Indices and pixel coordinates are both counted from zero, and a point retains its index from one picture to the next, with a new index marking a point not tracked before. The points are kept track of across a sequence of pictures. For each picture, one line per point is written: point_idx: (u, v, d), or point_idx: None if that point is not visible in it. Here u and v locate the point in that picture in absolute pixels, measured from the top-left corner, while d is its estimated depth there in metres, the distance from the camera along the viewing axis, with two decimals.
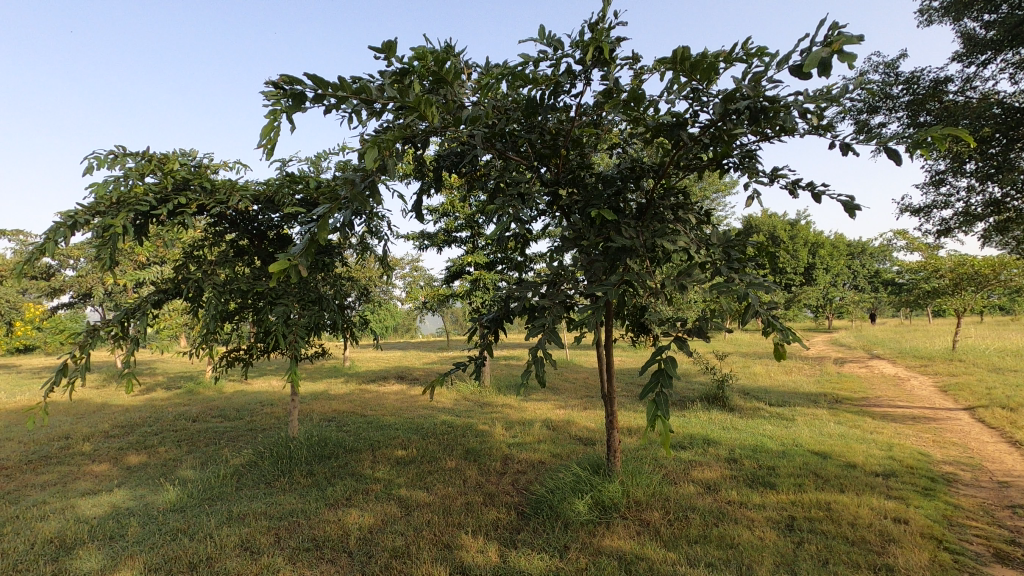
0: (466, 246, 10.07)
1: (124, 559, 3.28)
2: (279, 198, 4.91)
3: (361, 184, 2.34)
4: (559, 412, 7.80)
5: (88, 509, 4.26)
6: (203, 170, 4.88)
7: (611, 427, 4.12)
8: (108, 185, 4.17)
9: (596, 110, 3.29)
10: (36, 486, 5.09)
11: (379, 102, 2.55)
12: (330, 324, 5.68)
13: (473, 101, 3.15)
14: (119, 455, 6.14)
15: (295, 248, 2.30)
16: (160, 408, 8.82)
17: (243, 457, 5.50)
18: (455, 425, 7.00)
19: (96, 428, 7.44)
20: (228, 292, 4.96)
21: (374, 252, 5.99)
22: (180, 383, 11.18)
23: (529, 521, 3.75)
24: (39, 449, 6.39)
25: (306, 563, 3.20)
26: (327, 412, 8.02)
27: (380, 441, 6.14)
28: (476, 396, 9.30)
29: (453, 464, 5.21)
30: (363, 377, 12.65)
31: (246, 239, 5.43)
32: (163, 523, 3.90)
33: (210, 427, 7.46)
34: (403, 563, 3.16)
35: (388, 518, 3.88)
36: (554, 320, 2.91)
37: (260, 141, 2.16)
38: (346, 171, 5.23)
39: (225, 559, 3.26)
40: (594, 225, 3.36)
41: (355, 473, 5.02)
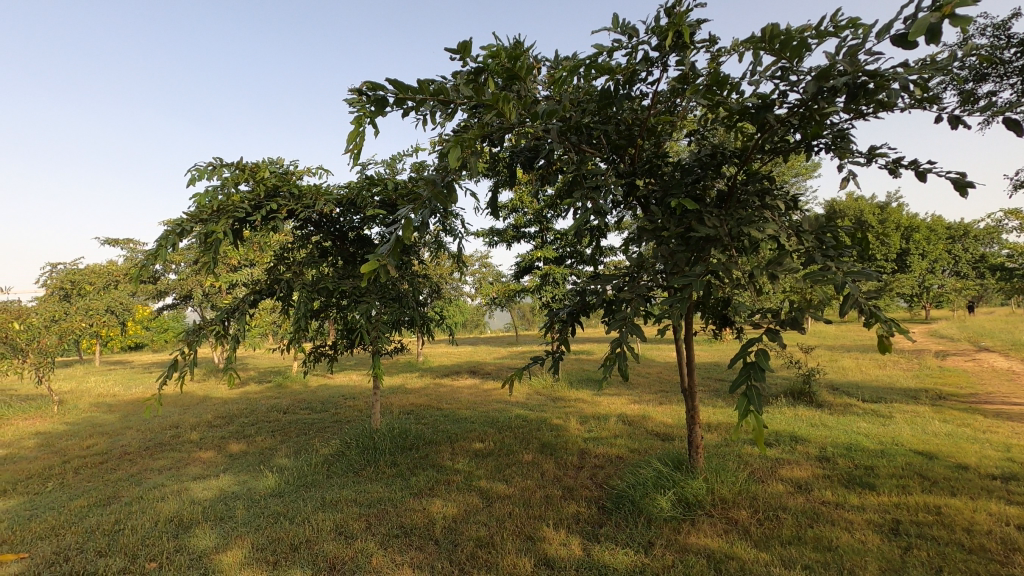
0: (534, 242, 10.10)
1: (235, 538, 3.57)
2: (360, 200, 5.13)
3: (441, 183, 2.40)
4: (633, 407, 7.66)
5: (200, 492, 4.66)
6: (290, 177, 5.18)
7: (692, 422, 4.00)
8: (208, 195, 4.52)
9: (672, 96, 3.21)
10: (155, 469, 5.64)
11: (454, 101, 2.61)
12: (409, 320, 5.87)
13: (546, 95, 3.14)
14: (222, 444, 6.67)
15: (383, 248, 2.36)
16: (254, 400, 9.48)
17: (332, 447, 5.82)
18: (529, 418, 7.07)
19: (201, 419, 8.10)
20: (316, 290, 5.23)
21: (448, 251, 6.15)
22: (270, 377, 11.97)
23: (611, 516, 3.73)
24: (154, 436, 7.06)
25: (396, 549, 3.35)
26: (405, 405, 8.32)
27: (457, 434, 6.30)
28: (548, 390, 9.34)
29: (530, 458, 5.26)
30: (436, 372, 13.02)
31: (329, 240, 5.72)
32: (265, 507, 4.20)
33: (300, 418, 7.94)
34: (489, 553, 3.24)
35: (470, 508, 3.99)
36: (635, 313, 2.83)
37: (347, 147, 2.26)
38: (421, 172, 5.40)
39: (323, 542, 3.47)
40: (674, 214, 3.27)
41: (436, 464, 5.18)
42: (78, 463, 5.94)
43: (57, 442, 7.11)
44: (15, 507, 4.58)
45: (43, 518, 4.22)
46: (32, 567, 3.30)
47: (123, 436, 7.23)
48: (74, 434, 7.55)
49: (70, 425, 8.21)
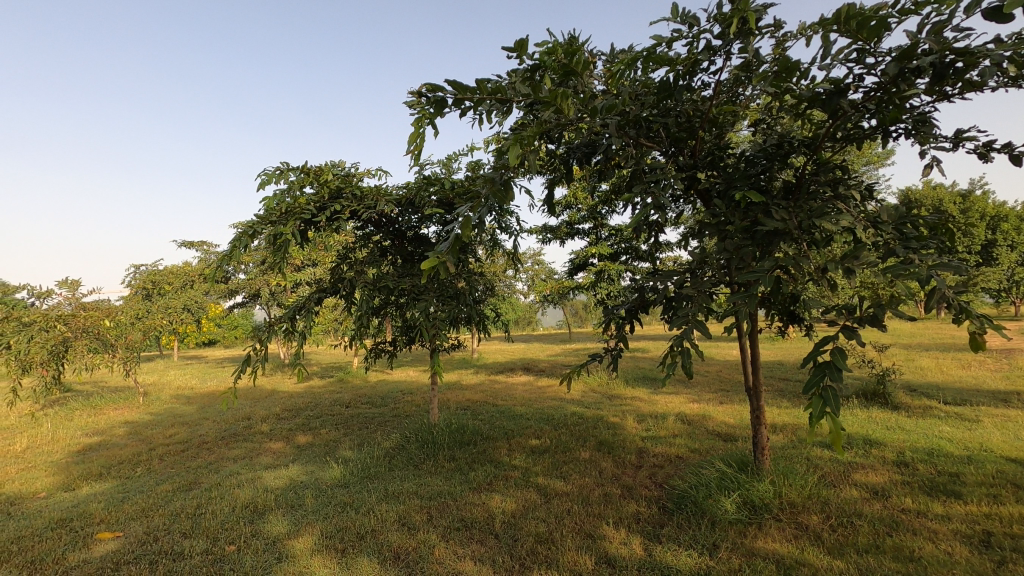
0: (589, 238, 10.01)
1: (305, 525, 3.74)
2: (418, 200, 5.23)
3: (499, 180, 2.40)
4: (692, 406, 7.48)
5: (272, 480, 4.92)
6: (352, 179, 5.35)
7: (758, 422, 3.86)
8: (276, 198, 4.74)
9: (735, 85, 3.09)
10: (230, 458, 5.98)
11: (511, 100, 2.62)
12: (466, 318, 5.95)
13: (603, 89, 3.10)
14: (290, 435, 6.99)
15: (443, 246, 2.37)
16: (319, 394, 9.89)
17: (393, 441, 5.99)
18: (585, 416, 7.03)
19: (270, 411, 8.53)
20: (377, 288, 5.39)
21: (503, 248, 6.18)
22: (333, 372, 12.45)
23: (673, 516, 3.66)
24: (229, 427, 7.49)
25: (457, 542, 3.41)
26: (462, 401, 8.46)
27: (513, 430, 6.35)
28: (604, 388, 9.25)
29: (587, 455, 5.23)
30: (491, 369, 13.16)
31: (388, 240, 5.87)
32: (332, 496, 4.38)
33: (362, 412, 8.22)
34: (549, 549, 3.25)
35: (529, 504, 4.01)
36: (698, 310, 2.74)
37: (408, 148, 2.31)
38: (476, 171, 5.46)
39: (387, 532, 3.58)
40: (738, 208, 3.15)
41: (493, 459, 5.25)
42: (163, 451, 6.39)
43: (144, 430, 7.68)
44: (111, 489, 4.98)
45: (135, 500, 4.57)
46: (127, 545, 3.58)
47: (201, 426, 7.72)
48: (158, 423, 8.12)
49: (154, 415, 8.85)
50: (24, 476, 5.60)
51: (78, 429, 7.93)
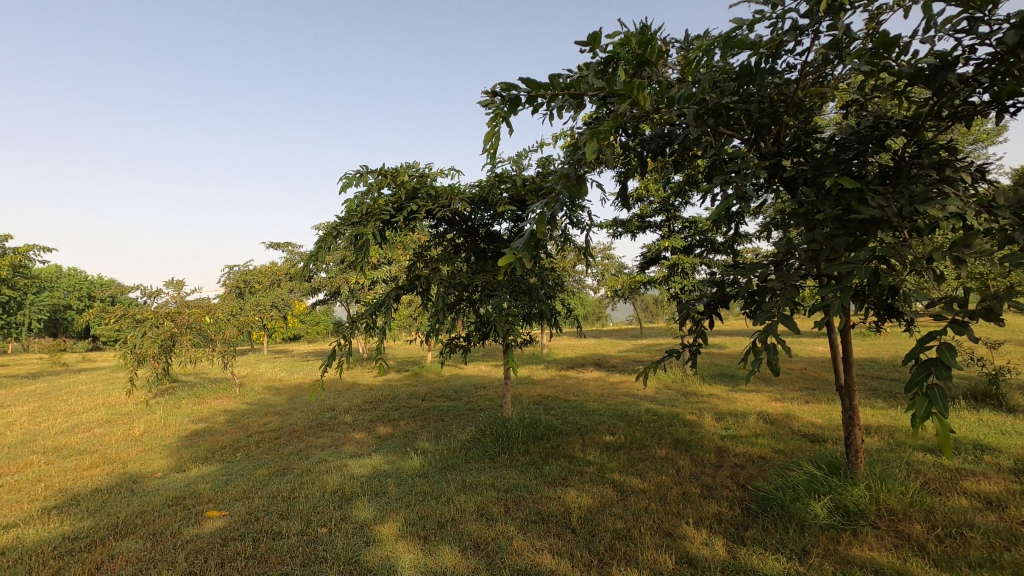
0: (661, 231, 9.74)
1: (389, 512, 3.92)
2: (491, 197, 5.31)
3: (574, 175, 2.38)
4: (775, 405, 7.14)
5: (357, 469, 5.19)
6: (426, 179, 5.50)
7: (851, 423, 3.63)
8: (357, 200, 4.97)
9: (823, 65, 2.90)
10: (318, 446, 6.36)
11: (584, 93, 2.59)
12: (538, 313, 5.98)
13: (678, 78, 3.00)
14: (371, 426, 7.33)
15: (518, 242, 2.38)
16: (396, 387, 10.29)
17: (468, 434, 6.14)
18: (660, 413, 6.88)
19: (352, 402, 8.98)
20: (452, 285, 5.52)
21: (574, 243, 6.15)
22: (408, 366, 12.91)
23: (757, 518, 3.52)
24: (316, 417, 7.96)
25: (535, 535, 3.46)
26: (534, 396, 8.53)
27: (587, 426, 6.32)
28: (679, 385, 9.01)
29: (664, 453, 5.12)
30: (562, 364, 13.15)
31: (462, 237, 6.00)
32: (413, 486, 4.55)
33: (437, 405, 8.49)
34: (628, 546, 3.23)
35: (605, 500, 3.99)
36: (785, 304, 2.58)
37: (484, 147, 2.35)
38: (548, 166, 5.47)
39: (467, 522, 3.69)
40: (829, 195, 2.95)
41: (567, 455, 5.25)
42: (258, 438, 6.89)
43: (241, 418, 8.31)
44: (215, 472, 5.43)
45: (237, 482, 4.96)
46: (232, 523, 3.91)
47: (291, 416, 8.25)
48: (253, 412, 8.76)
49: (249, 404, 9.56)
50: (143, 457, 6.23)
51: (185, 417, 8.70)
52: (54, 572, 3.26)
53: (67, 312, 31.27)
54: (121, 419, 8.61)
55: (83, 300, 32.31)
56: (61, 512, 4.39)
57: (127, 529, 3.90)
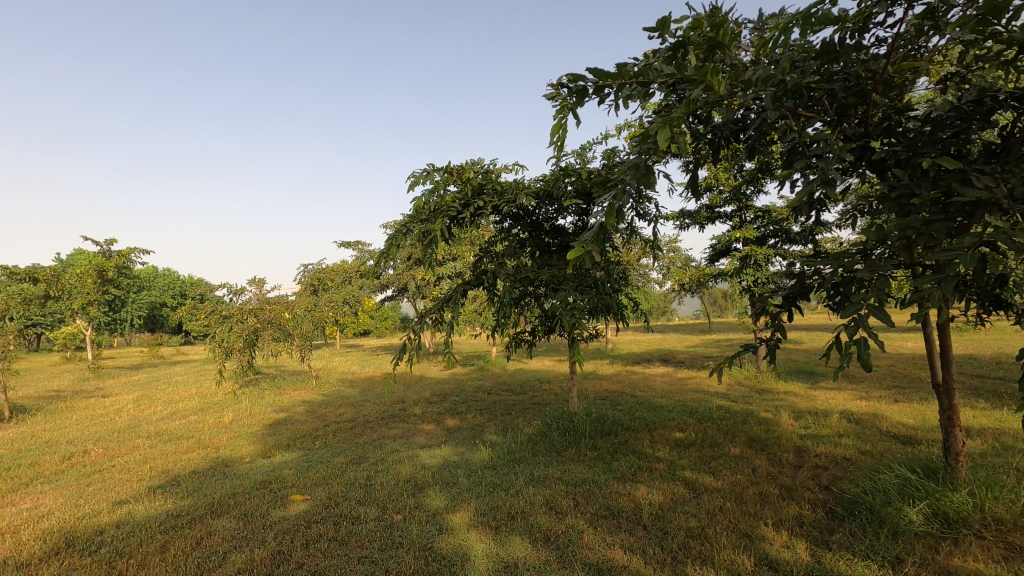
0: (732, 221, 9.36)
1: (461, 502, 4.02)
2: (556, 191, 5.29)
3: (644, 165, 2.31)
4: (860, 404, 6.71)
5: (428, 459, 5.34)
6: (491, 175, 5.55)
7: (950, 424, 3.36)
8: (425, 198, 5.08)
9: (917, 37, 2.67)
10: (391, 437, 6.60)
11: (654, 81, 2.50)
12: (604, 308, 5.90)
13: (753, 60, 2.85)
14: (440, 418, 7.52)
15: (586, 235, 2.32)
16: (462, 381, 10.51)
17: (535, 427, 6.17)
18: (733, 410, 6.64)
19: (421, 395, 9.25)
20: (518, 279, 5.54)
21: (641, 236, 6.03)
22: (473, 361, 13.15)
23: (844, 522, 3.33)
24: (387, 409, 8.27)
25: (605, 529, 3.43)
26: (599, 391, 8.45)
27: (655, 422, 6.20)
28: (752, 382, 8.66)
29: (738, 451, 4.94)
30: (627, 359, 12.96)
31: (527, 232, 6.02)
32: (482, 477, 4.64)
33: (503, 399, 8.58)
34: (702, 545, 3.15)
35: (677, 497, 3.90)
36: (877, 296, 2.40)
37: (551, 140, 2.31)
38: (613, 158, 5.38)
39: (537, 514, 3.72)
40: (926, 178, 2.72)
41: (636, 451, 5.17)
42: (335, 427, 7.24)
43: (319, 409, 8.75)
44: (297, 459, 5.75)
45: (317, 469, 5.24)
46: (315, 507, 4.13)
47: (364, 407, 8.60)
48: (330, 403, 9.20)
49: (325, 396, 10.06)
50: (233, 443, 6.70)
51: (268, 406, 9.28)
52: (161, 544, 3.57)
53: (163, 309, 33.99)
54: (212, 408, 9.29)
55: (176, 299, 35.02)
56: (164, 491, 4.79)
57: (222, 509, 4.21)
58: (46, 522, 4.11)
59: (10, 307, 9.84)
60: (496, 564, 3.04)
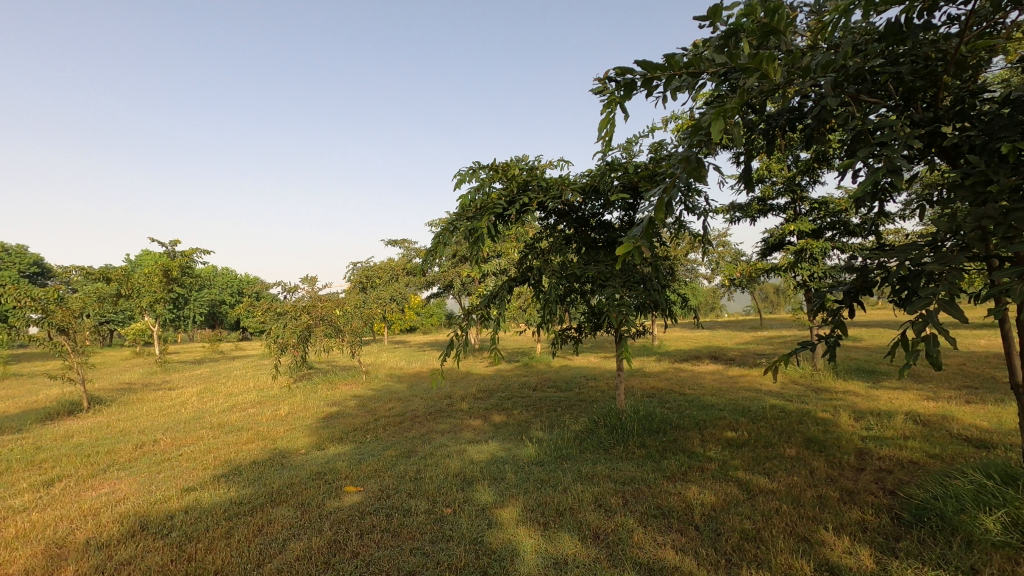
0: (785, 214, 9.01)
1: (509, 497, 4.05)
2: (602, 186, 5.23)
3: (695, 157, 2.23)
4: (928, 405, 6.35)
5: (476, 454, 5.40)
6: (536, 171, 5.53)
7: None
8: (471, 195, 5.11)
9: (994, 13, 2.48)
10: (439, 431, 6.71)
11: (706, 71, 2.41)
12: (652, 303, 5.80)
13: (810, 46, 2.72)
14: (487, 414, 7.58)
15: (635, 231, 2.24)
16: (508, 377, 10.56)
17: (582, 425, 6.14)
18: (788, 410, 6.41)
19: (467, 391, 9.36)
20: (564, 276, 5.51)
21: (689, 230, 5.89)
22: (518, 357, 13.20)
23: (911, 529, 3.17)
24: (435, 404, 8.40)
25: (656, 529, 3.39)
26: (646, 388, 8.32)
27: (706, 421, 6.05)
28: (808, 381, 8.33)
29: (795, 453, 4.76)
30: (675, 356, 12.70)
31: (573, 228, 5.99)
32: (530, 473, 4.65)
33: (548, 395, 8.58)
34: (758, 548, 3.06)
35: (730, 498, 3.80)
36: (949, 290, 2.24)
37: (599, 135, 2.25)
38: (660, 151, 5.28)
39: (585, 512, 3.70)
40: (1004, 165, 2.52)
41: (686, 450, 5.06)
42: (385, 421, 7.41)
43: (369, 403, 8.99)
44: (349, 451, 5.93)
45: (369, 462, 5.39)
46: (368, 498, 4.26)
47: (412, 402, 8.78)
48: (379, 398, 9.44)
49: (375, 391, 10.32)
50: (289, 436, 6.97)
51: (321, 400, 9.60)
52: (226, 530, 3.76)
53: (222, 306, 35.62)
54: (269, 401, 9.69)
55: (234, 296, 36.67)
56: (227, 479, 5.04)
57: (281, 498, 4.39)
58: (122, 506, 4.39)
59: (87, 305, 10.55)
60: (545, 560, 3.05)
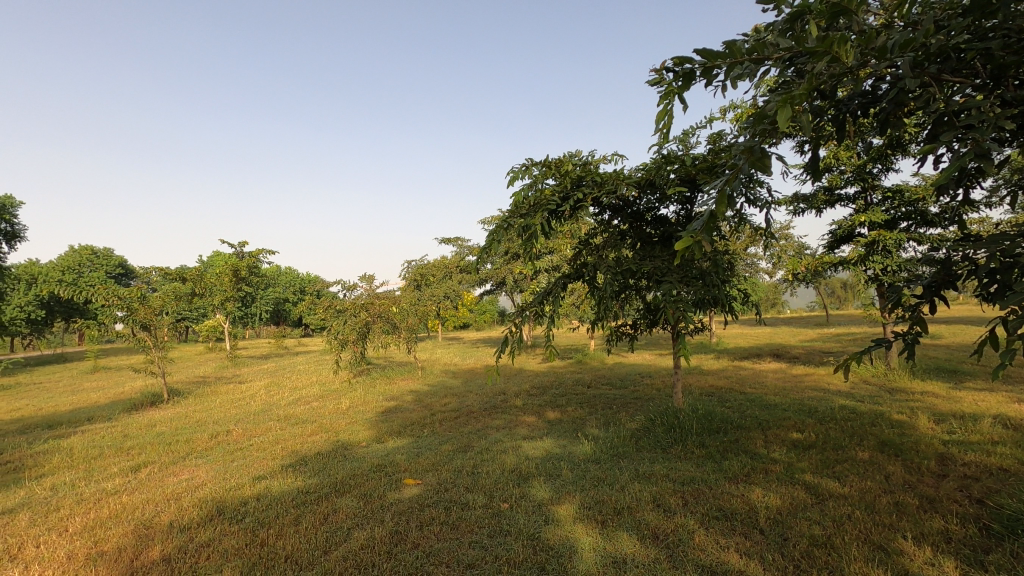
0: (855, 204, 8.53)
1: (565, 494, 4.04)
2: (658, 179, 5.11)
3: (759, 147, 2.10)
4: (1019, 408, 5.86)
5: (531, 450, 5.42)
6: (590, 166, 5.47)
7: None
8: (524, 192, 5.11)
9: None
10: (494, 427, 6.78)
11: (770, 57, 2.27)
12: (712, 299, 5.63)
13: (884, 25, 2.52)
14: (541, 411, 7.59)
15: (695, 224, 2.14)
16: (562, 374, 10.55)
17: (638, 423, 6.04)
18: (859, 411, 6.07)
19: (521, 387, 9.41)
20: (620, 272, 5.42)
21: (751, 223, 5.66)
22: (572, 354, 13.14)
23: (1003, 542, 2.93)
24: (490, 400, 8.50)
25: (718, 531, 3.29)
26: (705, 386, 8.10)
27: (770, 421, 5.82)
28: (880, 381, 7.87)
29: (868, 456, 4.51)
30: (734, 354, 12.32)
31: (627, 223, 5.90)
32: (586, 470, 4.62)
33: (603, 393, 8.50)
34: (829, 555, 2.92)
35: (798, 502, 3.64)
36: None
37: (656, 128, 2.13)
38: (719, 141, 5.10)
39: (643, 511, 3.65)
40: None
41: (749, 451, 4.89)
42: (441, 416, 7.55)
43: (425, 398, 9.19)
44: (408, 445, 6.09)
45: (427, 455, 5.51)
46: (426, 491, 4.35)
47: (467, 398, 8.91)
48: (435, 393, 9.63)
49: (431, 386, 10.54)
50: (351, 428, 7.23)
51: (380, 395, 9.90)
52: (295, 517, 3.94)
53: (286, 304, 37.26)
54: (331, 395, 10.08)
55: (297, 294, 38.33)
56: (295, 469, 5.29)
57: (344, 488, 4.56)
58: (201, 491, 4.69)
59: (167, 303, 11.31)
60: (604, 558, 3.03)
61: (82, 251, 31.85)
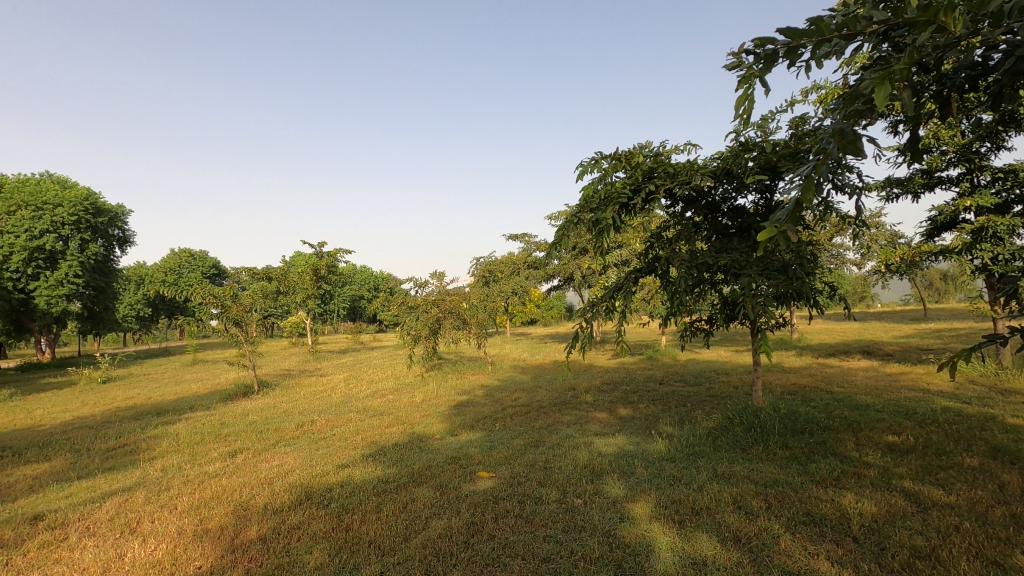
0: (958, 186, 7.78)
1: (640, 493, 3.97)
2: (736, 167, 4.89)
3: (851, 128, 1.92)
4: None
5: (603, 447, 5.37)
6: (661, 157, 5.31)
7: None
8: (594, 186, 5.03)
9: None
10: (565, 423, 6.77)
11: (863, 31, 2.07)
12: (795, 293, 5.32)
13: None
14: (612, 407, 7.50)
15: (779, 214, 2.00)
16: (632, 370, 10.37)
17: (715, 421, 5.83)
18: (965, 413, 5.56)
19: (591, 383, 9.34)
20: (694, 265, 5.23)
21: (838, 211, 5.31)
22: (642, 350, 12.89)
23: None
24: (559, 396, 8.49)
25: (806, 537, 3.12)
26: (786, 385, 7.70)
27: (861, 422, 5.44)
28: (990, 381, 7.17)
29: (977, 463, 4.12)
30: (819, 350, 11.63)
31: (701, 215, 5.68)
32: (661, 468, 4.52)
33: (676, 390, 8.27)
34: (934, 568, 2.70)
35: (896, 510, 3.38)
36: None
37: (735, 114, 2.01)
38: (802, 125, 4.81)
39: (724, 513, 3.52)
40: None
41: (838, 453, 4.60)
42: (511, 411, 7.63)
43: (495, 393, 9.32)
44: (480, 438, 6.20)
45: (499, 449, 5.59)
46: (500, 484, 4.42)
47: (537, 393, 8.95)
48: (505, 388, 9.76)
49: (501, 381, 10.68)
50: (425, 421, 7.46)
51: (451, 389, 10.15)
52: (376, 505, 4.12)
53: (362, 301, 38.93)
54: (405, 389, 10.44)
55: (371, 292, 39.96)
56: (374, 459, 5.52)
57: (421, 478, 4.72)
58: (290, 477, 5.00)
59: (255, 301, 12.12)
60: (683, 559, 2.95)
61: (181, 254, 34.69)
